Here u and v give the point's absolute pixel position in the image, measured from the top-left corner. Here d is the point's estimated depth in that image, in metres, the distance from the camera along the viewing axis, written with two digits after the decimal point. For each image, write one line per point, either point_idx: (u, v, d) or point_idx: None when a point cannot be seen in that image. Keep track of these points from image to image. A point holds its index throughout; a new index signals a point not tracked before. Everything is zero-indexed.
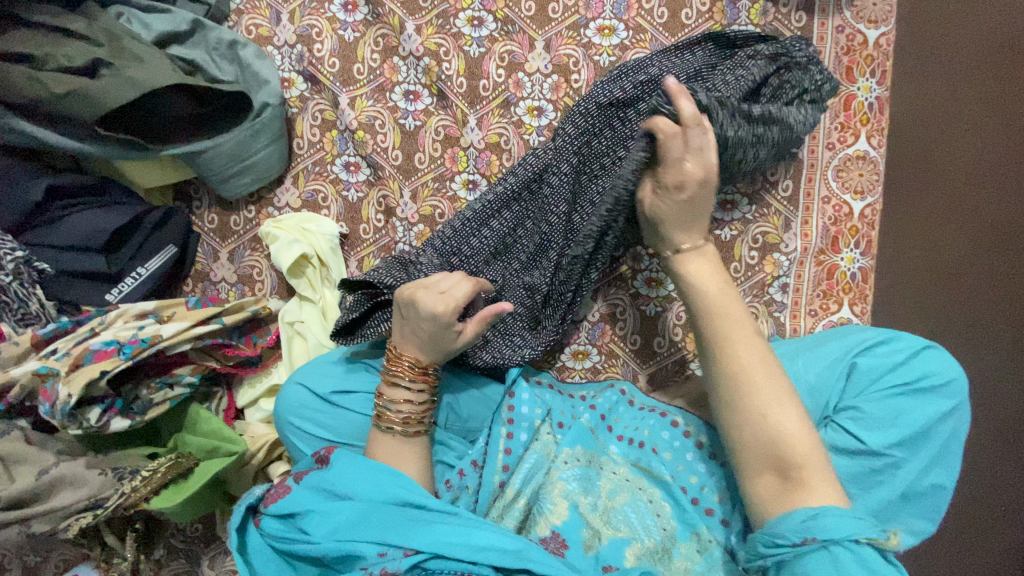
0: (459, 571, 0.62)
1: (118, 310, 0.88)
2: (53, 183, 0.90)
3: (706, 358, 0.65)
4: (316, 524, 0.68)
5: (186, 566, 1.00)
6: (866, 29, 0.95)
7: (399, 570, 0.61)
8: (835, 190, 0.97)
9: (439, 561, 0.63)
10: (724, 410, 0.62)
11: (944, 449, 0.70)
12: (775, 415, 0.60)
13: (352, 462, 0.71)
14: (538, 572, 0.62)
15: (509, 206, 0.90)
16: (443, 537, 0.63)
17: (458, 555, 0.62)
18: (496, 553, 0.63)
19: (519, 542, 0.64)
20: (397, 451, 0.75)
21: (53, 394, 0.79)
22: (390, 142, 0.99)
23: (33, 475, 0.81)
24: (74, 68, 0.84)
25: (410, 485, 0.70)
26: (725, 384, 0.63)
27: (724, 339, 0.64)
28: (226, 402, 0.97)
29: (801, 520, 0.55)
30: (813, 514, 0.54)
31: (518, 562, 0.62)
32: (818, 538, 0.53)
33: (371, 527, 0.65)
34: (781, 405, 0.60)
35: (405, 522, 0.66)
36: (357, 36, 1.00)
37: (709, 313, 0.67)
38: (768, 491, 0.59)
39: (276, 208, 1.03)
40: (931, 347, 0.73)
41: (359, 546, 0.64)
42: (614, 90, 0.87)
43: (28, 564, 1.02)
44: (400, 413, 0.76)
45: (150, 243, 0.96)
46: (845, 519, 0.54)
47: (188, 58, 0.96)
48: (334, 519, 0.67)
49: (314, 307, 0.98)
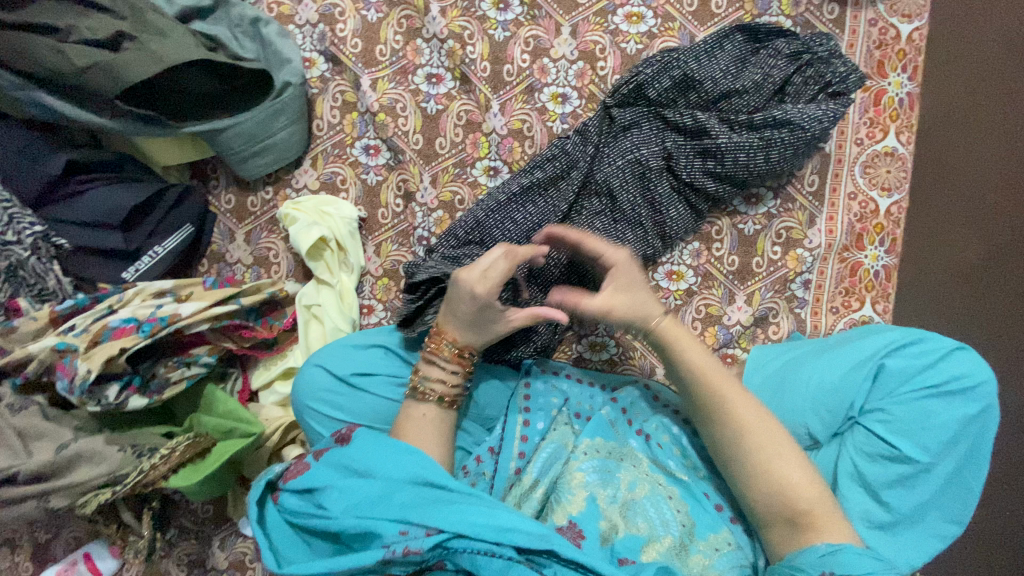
0: (483, 550, 0.62)
1: (136, 288, 0.88)
2: (71, 158, 0.89)
3: (705, 418, 0.71)
4: (334, 500, 0.67)
5: (197, 547, 1.00)
6: (899, 22, 0.94)
7: (422, 550, 0.61)
8: (861, 186, 0.96)
9: (462, 541, 0.62)
10: (733, 469, 0.68)
11: (973, 452, 0.69)
12: (776, 467, 0.65)
13: (375, 441, 0.70)
14: (564, 556, 0.61)
15: (533, 200, 0.89)
16: (466, 517, 0.63)
17: (481, 536, 0.62)
18: (521, 535, 0.62)
19: (544, 527, 0.63)
20: (418, 430, 0.73)
21: (73, 370, 0.80)
22: (411, 126, 0.98)
23: (52, 450, 0.81)
24: (97, 41, 0.83)
25: (432, 464, 0.68)
26: (727, 446, 0.68)
27: (717, 399, 0.69)
28: (241, 382, 0.97)
29: (817, 556, 0.59)
30: (829, 551, 0.59)
31: (542, 544, 0.62)
32: (835, 573, 0.58)
33: (393, 505, 0.64)
34: (782, 458, 0.65)
35: (427, 502, 0.64)
36: (381, 17, 0.99)
37: (696, 373, 0.71)
38: (778, 530, 0.64)
39: (293, 189, 1.02)
40: (959, 348, 0.71)
41: (378, 524, 0.63)
42: (649, 83, 0.89)
43: (39, 540, 1.03)
44: (434, 392, 0.75)
45: (168, 221, 0.95)
46: (864, 558, 0.58)
47: (211, 34, 0.94)
48: (354, 495, 0.66)
49: (331, 291, 0.97)
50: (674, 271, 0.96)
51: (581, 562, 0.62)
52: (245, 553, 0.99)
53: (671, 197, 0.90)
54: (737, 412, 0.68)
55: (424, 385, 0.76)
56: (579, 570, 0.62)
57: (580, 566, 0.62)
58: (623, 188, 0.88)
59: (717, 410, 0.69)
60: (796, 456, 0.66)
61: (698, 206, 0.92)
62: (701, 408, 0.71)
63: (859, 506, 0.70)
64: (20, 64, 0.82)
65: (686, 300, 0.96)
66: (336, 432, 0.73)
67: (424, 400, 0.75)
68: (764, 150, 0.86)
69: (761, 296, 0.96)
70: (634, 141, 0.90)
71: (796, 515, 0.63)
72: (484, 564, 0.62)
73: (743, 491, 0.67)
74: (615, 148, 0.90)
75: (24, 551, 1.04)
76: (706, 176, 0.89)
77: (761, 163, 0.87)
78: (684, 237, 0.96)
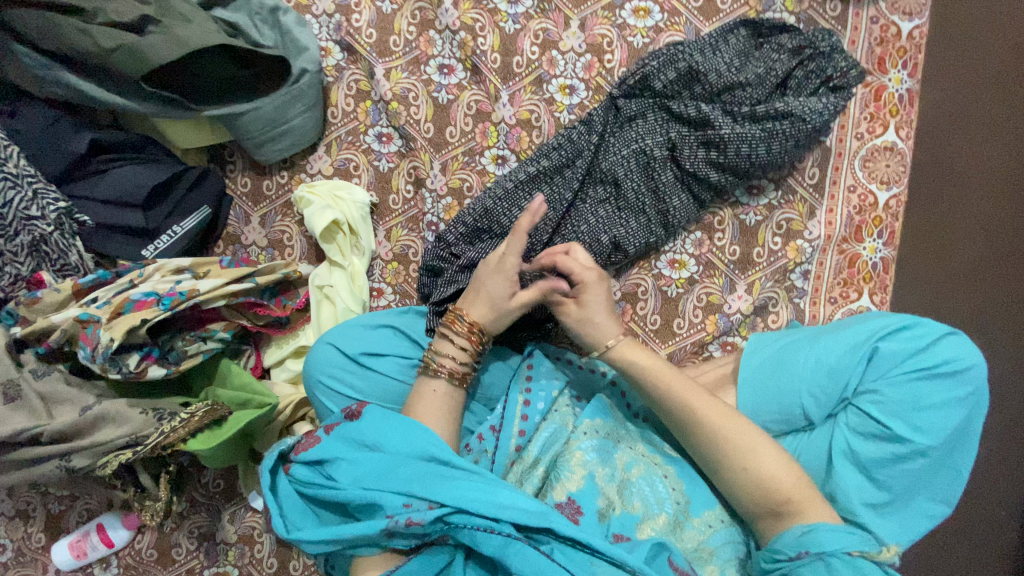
0: (482, 526, 0.63)
1: (157, 264, 0.92)
2: (96, 138, 0.93)
3: (688, 435, 0.72)
4: (343, 471, 0.68)
5: (207, 520, 1.03)
6: (899, 21, 0.96)
7: (424, 522, 0.62)
8: (861, 179, 0.97)
9: (462, 517, 0.63)
10: (723, 473, 0.69)
11: (962, 435, 0.71)
12: (754, 463, 0.67)
13: (386, 417, 0.71)
14: (562, 534, 0.63)
15: (540, 187, 0.92)
16: (466, 493, 0.64)
17: (481, 511, 0.63)
18: (519, 512, 0.63)
19: (544, 506, 0.65)
20: (430, 405, 0.75)
21: (95, 339, 0.83)
22: (423, 115, 1.01)
23: (76, 412, 0.85)
24: (123, 24, 0.86)
25: (439, 441, 0.69)
26: (710, 456, 0.70)
27: (691, 412, 0.71)
28: (254, 359, 1.00)
29: (794, 537, 0.63)
30: (805, 531, 0.62)
31: (543, 521, 0.63)
32: (812, 550, 0.61)
33: (398, 478, 0.66)
34: (760, 454, 0.67)
35: (431, 477, 0.65)
36: (395, 8, 1.02)
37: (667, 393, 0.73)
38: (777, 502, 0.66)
39: (308, 174, 1.05)
40: (953, 333, 0.73)
41: (383, 495, 0.64)
42: (657, 76, 0.91)
43: (53, 512, 1.06)
44: (444, 368, 0.77)
45: (186, 202, 0.99)
46: (835, 533, 0.62)
47: (231, 21, 0.98)
48: (360, 468, 0.68)
49: (343, 273, 1.00)
50: (676, 260, 0.99)
51: (577, 538, 0.63)
52: (253, 527, 1.02)
53: (675, 186, 0.92)
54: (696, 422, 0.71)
55: (432, 362, 0.78)
56: (576, 548, 0.63)
57: (577, 542, 0.64)
58: (626, 177, 0.91)
59: (674, 420, 0.73)
60: (773, 452, 0.68)
61: (700, 195, 0.94)
62: (676, 423, 0.73)
63: (854, 485, 0.73)
64: (47, 45, 0.85)
65: (687, 288, 0.99)
66: (346, 409, 0.74)
67: (432, 376, 0.77)
68: (764, 142, 0.89)
69: (761, 285, 0.98)
70: (639, 132, 0.92)
71: (780, 503, 0.65)
72: (482, 540, 0.62)
73: (736, 493, 0.68)
74: (624, 139, 0.92)
75: (37, 523, 1.06)
76: (710, 166, 0.91)
77: (763, 154, 0.90)
78: (686, 226, 0.98)
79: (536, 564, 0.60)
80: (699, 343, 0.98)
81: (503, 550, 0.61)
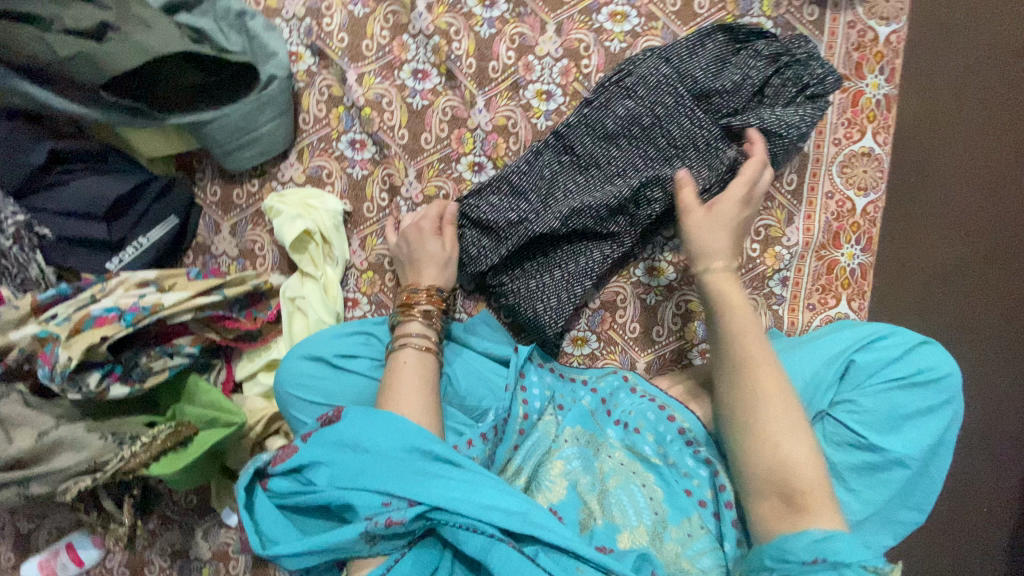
0: (464, 526, 0.61)
1: (120, 278, 0.89)
2: (55, 147, 0.90)
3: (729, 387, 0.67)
4: (322, 474, 0.66)
5: (181, 538, 1.01)
6: (876, 26, 0.93)
7: (404, 520, 0.60)
8: (838, 185, 0.95)
9: (444, 514, 0.61)
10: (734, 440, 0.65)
11: (938, 445, 0.70)
12: (785, 443, 0.61)
13: (366, 416, 0.67)
14: (546, 539, 0.60)
15: (525, 168, 0.92)
16: (447, 493, 0.61)
17: (462, 511, 0.60)
18: (500, 513, 0.61)
19: (525, 505, 0.62)
20: (396, 383, 0.73)
21: (53, 358, 0.81)
22: (397, 121, 0.99)
23: (32, 437, 0.82)
24: (81, 31, 0.83)
25: (424, 432, 0.66)
26: (737, 416, 0.65)
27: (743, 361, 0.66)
28: (225, 373, 0.98)
29: (811, 541, 0.55)
30: (824, 537, 0.55)
31: (522, 524, 0.60)
32: (830, 559, 0.54)
33: (374, 477, 0.63)
34: (792, 433, 0.61)
35: (412, 474, 0.63)
36: (367, 12, 0.99)
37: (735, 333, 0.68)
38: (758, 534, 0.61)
39: (279, 182, 1.03)
40: (927, 342, 0.73)
41: (361, 497, 0.62)
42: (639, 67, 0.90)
43: (21, 530, 1.04)
44: (413, 344, 0.78)
45: (152, 213, 0.96)
46: (857, 545, 0.54)
47: (195, 26, 0.94)
48: (338, 467, 0.66)
49: (316, 283, 0.98)
50: (655, 267, 0.97)
51: (564, 546, 0.60)
52: (228, 543, 1.00)
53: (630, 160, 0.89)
54: (740, 356, 0.67)
55: (397, 340, 0.79)
56: (562, 552, 0.61)
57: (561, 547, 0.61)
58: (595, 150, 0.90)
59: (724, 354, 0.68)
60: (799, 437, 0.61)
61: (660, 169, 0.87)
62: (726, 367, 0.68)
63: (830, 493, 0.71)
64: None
65: (666, 296, 0.97)
66: (324, 415, 0.72)
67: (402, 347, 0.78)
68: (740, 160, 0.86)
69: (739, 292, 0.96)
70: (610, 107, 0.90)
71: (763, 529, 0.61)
72: (464, 539, 0.61)
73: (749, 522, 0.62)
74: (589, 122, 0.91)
75: (6, 541, 1.04)
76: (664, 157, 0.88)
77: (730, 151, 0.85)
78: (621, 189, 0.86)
79: (519, 567, 0.58)
80: (677, 353, 0.97)
81: (486, 552, 0.60)
